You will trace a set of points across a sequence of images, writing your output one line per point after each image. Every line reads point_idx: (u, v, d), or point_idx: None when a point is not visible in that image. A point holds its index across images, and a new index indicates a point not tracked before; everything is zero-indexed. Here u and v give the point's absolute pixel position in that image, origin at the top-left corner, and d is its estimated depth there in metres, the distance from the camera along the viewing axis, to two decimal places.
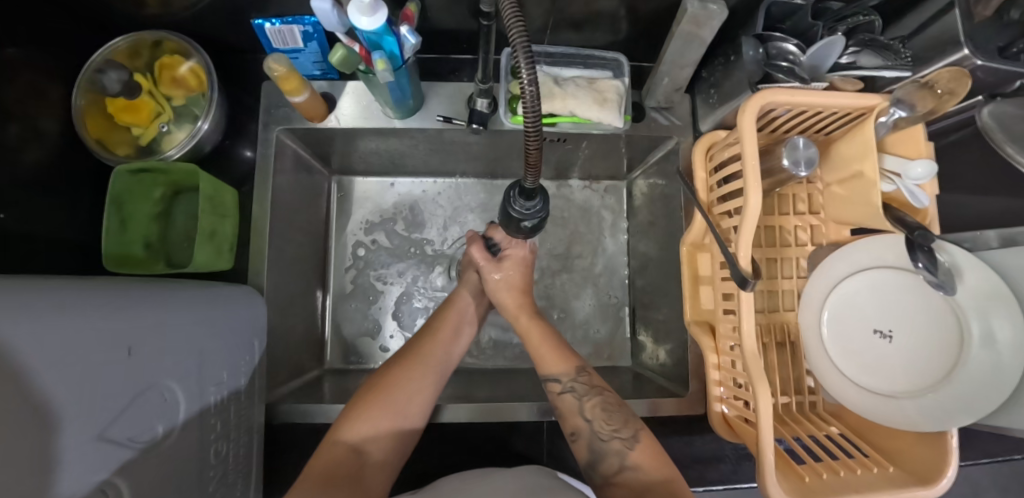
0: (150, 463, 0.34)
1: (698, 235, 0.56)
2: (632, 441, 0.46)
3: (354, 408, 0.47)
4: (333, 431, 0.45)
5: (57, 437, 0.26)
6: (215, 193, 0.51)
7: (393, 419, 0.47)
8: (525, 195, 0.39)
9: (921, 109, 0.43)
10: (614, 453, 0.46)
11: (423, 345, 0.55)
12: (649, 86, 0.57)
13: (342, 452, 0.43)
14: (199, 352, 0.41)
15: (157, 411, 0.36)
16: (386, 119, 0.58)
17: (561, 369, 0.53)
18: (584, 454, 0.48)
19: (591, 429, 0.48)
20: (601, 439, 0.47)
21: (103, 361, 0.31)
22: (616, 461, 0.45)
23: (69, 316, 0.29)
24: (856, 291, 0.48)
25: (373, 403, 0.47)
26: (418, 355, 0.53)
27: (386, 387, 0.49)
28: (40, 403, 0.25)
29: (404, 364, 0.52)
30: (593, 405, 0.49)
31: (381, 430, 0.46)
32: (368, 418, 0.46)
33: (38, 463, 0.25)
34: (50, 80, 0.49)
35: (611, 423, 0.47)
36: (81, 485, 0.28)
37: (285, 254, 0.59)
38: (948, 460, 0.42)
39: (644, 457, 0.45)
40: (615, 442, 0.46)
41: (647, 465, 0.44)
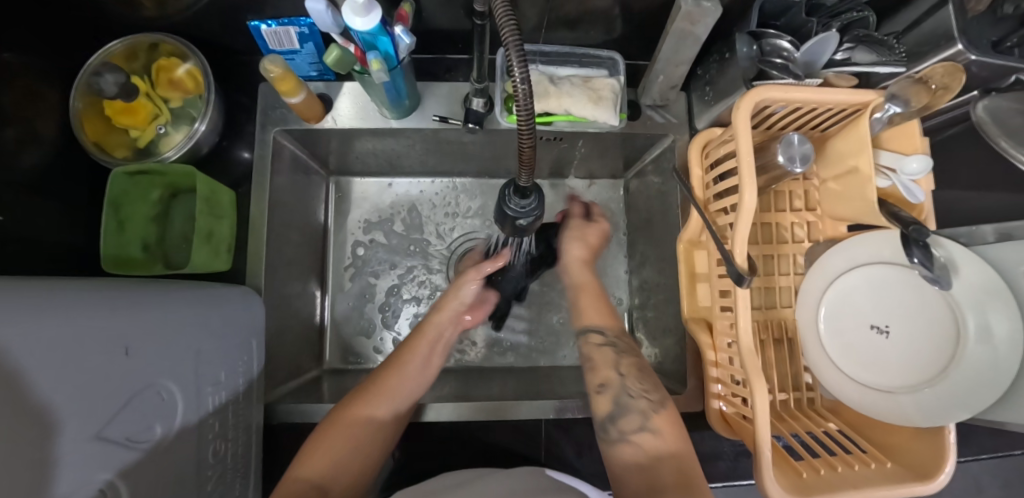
0: (148, 462, 0.34)
1: (694, 232, 0.56)
2: (658, 405, 0.48)
3: (313, 444, 0.45)
4: (291, 468, 0.43)
5: (54, 435, 0.27)
6: (212, 194, 0.51)
7: (354, 454, 0.45)
8: (519, 192, 0.39)
9: (916, 104, 0.43)
10: (638, 412, 0.47)
11: (384, 375, 0.52)
12: (644, 84, 0.57)
13: (302, 489, 0.40)
14: (197, 352, 0.41)
15: (154, 411, 0.36)
16: (383, 119, 0.58)
17: (607, 325, 0.56)
18: (606, 409, 0.49)
19: (622, 383, 0.50)
20: (630, 395, 0.48)
21: (100, 360, 0.31)
22: (637, 420, 0.47)
23: (66, 316, 0.30)
24: (853, 288, 0.48)
25: (335, 437, 0.45)
26: (382, 385, 0.51)
27: (346, 421, 0.47)
28: (37, 402, 0.25)
29: (365, 396, 0.49)
30: (630, 361, 0.52)
31: (345, 463, 0.44)
32: (329, 453, 0.44)
33: (36, 462, 0.25)
34: (48, 83, 0.50)
35: (642, 383, 0.50)
36: (78, 485, 0.28)
37: (282, 255, 0.60)
38: (948, 456, 0.42)
39: (664, 423, 0.46)
40: (642, 402, 0.48)
41: (666, 432, 0.46)
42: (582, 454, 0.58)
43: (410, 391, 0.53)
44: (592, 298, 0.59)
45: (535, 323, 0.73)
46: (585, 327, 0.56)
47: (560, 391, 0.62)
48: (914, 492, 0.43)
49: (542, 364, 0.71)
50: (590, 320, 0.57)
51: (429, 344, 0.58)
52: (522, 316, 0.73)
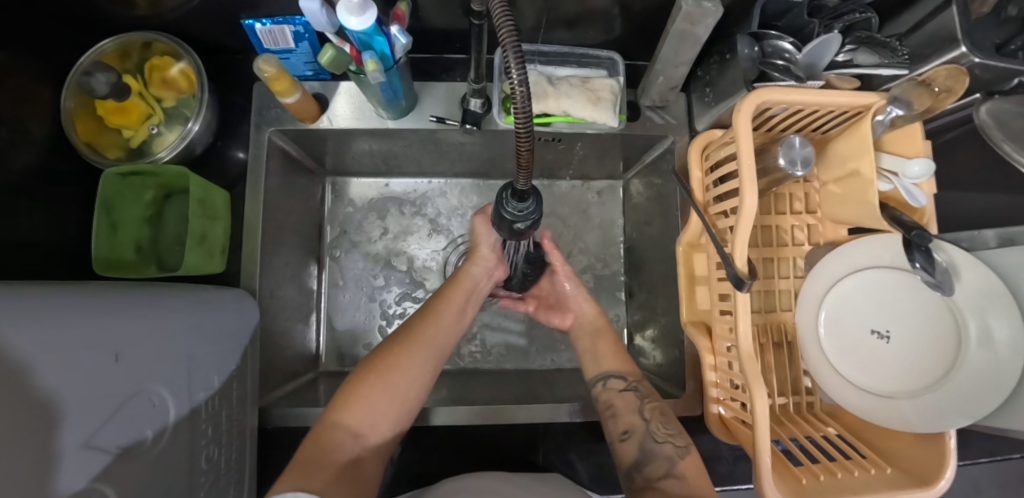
0: (140, 469, 0.34)
1: (693, 235, 0.55)
2: (684, 451, 0.47)
3: (351, 390, 0.46)
4: (331, 410, 0.44)
5: (52, 441, 0.27)
6: (205, 196, 0.50)
7: (394, 408, 0.46)
8: (517, 196, 0.38)
9: (918, 107, 0.42)
10: (663, 457, 0.47)
11: (417, 330, 0.52)
12: (644, 84, 0.56)
13: (340, 442, 0.42)
14: (189, 356, 0.41)
15: (146, 415, 0.35)
16: (380, 120, 0.58)
17: (627, 370, 0.57)
18: (631, 456, 0.48)
19: (647, 429, 0.50)
20: (653, 440, 0.48)
21: (89, 366, 0.31)
22: (663, 466, 0.46)
23: (53, 323, 0.29)
24: (854, 292, 0.47)
25: (371, 386, 0.46)
26: (417, 335, 0.51)
27: (382, 372, 0.47)
28: (27, 412, 0.25)
29: (400, 348, 0.49)
30: (654, 407, 0.52)
31: (383, 413, 0.45)
32: (367, 404, 0.45)
33: (29, 469, 0.25)
34: (40, 84, 0.49)
35: (668, 428, 0.50)
36: (70, 492, 0.28)
37: (277, 255, 0.59)
38: (947, 464, 0.42)
39: (692, 470, 0.45)
40: (668, 446, 0.48)
41: (692, 477, 0.45)
42: (583, 457, 0.58)
43: (441, 338, 0.53)
44: (609, 346, 0.60)
45: (534, 325, 0.73)
46: (605, 373, 0.57)
47: (559, 394, 0.62)
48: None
49: (538, 367, 0.71)
50: (606, 366, 0.58)
51: (463, 294, 0.58)
52: (522, 318, 0.73)
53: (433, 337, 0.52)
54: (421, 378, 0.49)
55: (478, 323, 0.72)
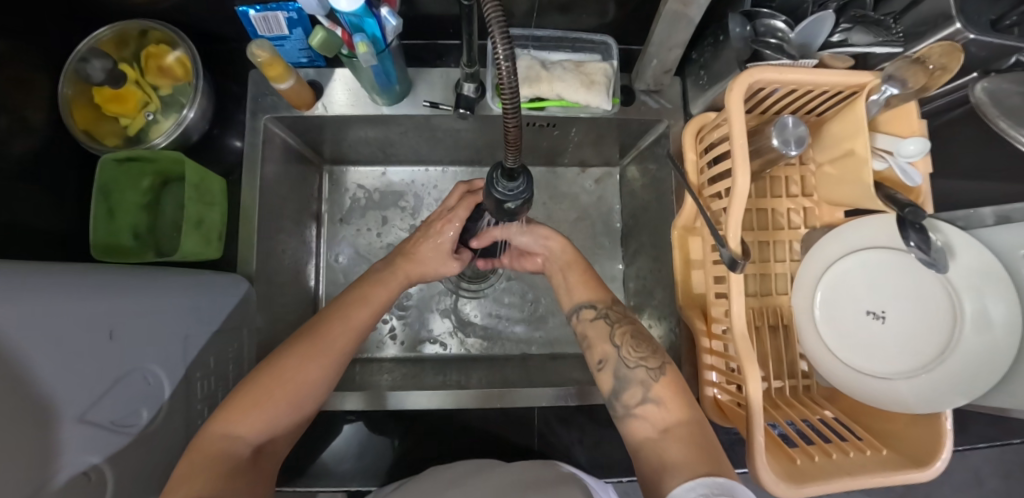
0: (134, 447, 0.34)
1: (688, 218, 0.55)
2: (657, 373, 0.45)
3: (246, 395, 0.40)
4: (222, 415, 0.39)
5: (41, 413, 0.27)
6: (201, 181, 0.50)
7: (296, 412, 0.42)
8: (507, 175, 0.38)
9: (913, 85, 0.42)
10: (638, 382, 0.44)
11: (328, 322, 0.46)
12: (637, 68, 0.56)
13: (236, 451, 0.38)
14: (183, 337, 0.41)
15: (142, 393, 0.36)
16: (374, 106, 0.58)
17: (596, 297, 0.52)
18: (608, 386, 0.47)
19: (618, 355, 0.47)
20: (626, 367, 0.45)
21: (82, 344, 0.31)
22: (638, 392, 0.44)
23: (48, 300, 0.30)
24: (850, 273, 0.47)
25: (273, 392, 0.41)
26: (329, 332, 0.46)
27: (288, 374, 0.42)
28: (13, 386, 0.25)
29: (310, 346, 0.44)
30: (624, 331, 0.48)
31: (284, 418, 0.41)
32: (266, 412, 0.40)
33: (19, 439, 0.25)
34: (40, 73, 0.50)
35: (639, 351, 0.46)
36: (62, 463, 0.28)
37: (275, 242, 0.59)
38: (943, 444, 0.42)
39: (666, 392, 0.43)
40: (640, 371, 0.45)
41: (669, 400, 0.43)
42: (580, 441, 0.59)
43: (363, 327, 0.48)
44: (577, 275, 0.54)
45: (531, 313, 0.73)
46: (577, 303, 0.52)
47: (555, 379, 0.62)
48: (910, 479, 0.42)
49: (536, 353, 0.71)
50: (576, 297, 0.53)
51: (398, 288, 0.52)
52: (519, 306, 0.73)
53: (348, 332, 0.47)
54: (331, 379, 0.45)
55: (476, 310, 0.72)
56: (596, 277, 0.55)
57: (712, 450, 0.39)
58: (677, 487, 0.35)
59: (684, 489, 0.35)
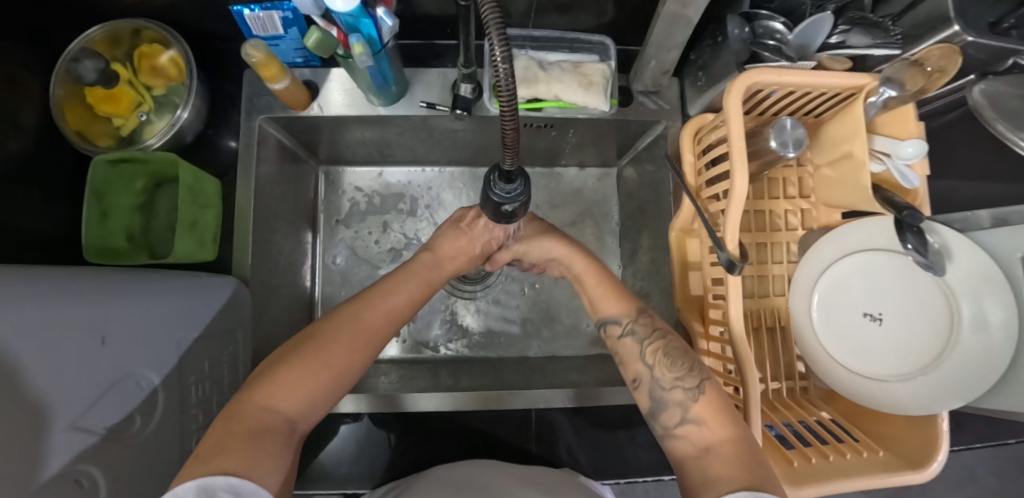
0: (129, 452, 0.34)
1: (686, 220, 0.55)
2: (696, 393, 0.42)
3: (283, 369, 0.37)
4: (257, 388, 0.35)
5: (33, 419, 0.27)
6: (195, 182, 0.50)
7: (333, 393, 0.39)
8: (505, 177, 0.38)
9: (911, 87, 0.42)
10: (675, 404, 0.42)
11: (365, 306, 0.44)
12: (636, 68, 0.55)
13: (274, 425, 0.33)
14: (178, 341, 0.41)
15: (135, 399, 0.35)
16: (371, 106, 0.57)
17: (623, 310, 0.49)
18: (644, 405, 0.45)
19: (652, 376, 0.45)
20: (661, 388, 0.43)
21: (73, 350, 0.30)
22: (676, 413, 0.42)
23: (40, 307, 0.29)
24: (847, 275, 0.47)
25: (314, 366, 0.38)
26: (364, 313, 0.43)
27: (326, 349, 0.39)
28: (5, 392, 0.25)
29: (347, 324, 0.42)
30: (655, 349, 0.46)
31: (322, 398, 0.38)
32: (305, 385, 0.36)
33: (12, 446, 0.25)
34: (29, 73, 0.49)
35: (674, 370, 0.44)
36: (55, 471, 0.28)
37: (271, 243, 0.59)
38: (938, 445, 0.42)
39: (707, 410, 0.40)
40: (677, 392, 0.42)
41: (709, 419, 0.40)
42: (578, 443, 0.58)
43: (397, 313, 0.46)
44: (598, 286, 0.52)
45: (528, 314, 0.72)
46: (602, 318, 0.50)
47: (553, 381, 0.62)
48: (907, 480, 0.42)
49: (534, 354, 0.71)
50: (605, 311, 0.51)
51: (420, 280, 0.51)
52: (516, 306, 0.73)
53: (385, 316, 0.45)
54: (369, 361, 0.42)
55: (473, 311, 0.72)
56: (620, 287, 0.52)
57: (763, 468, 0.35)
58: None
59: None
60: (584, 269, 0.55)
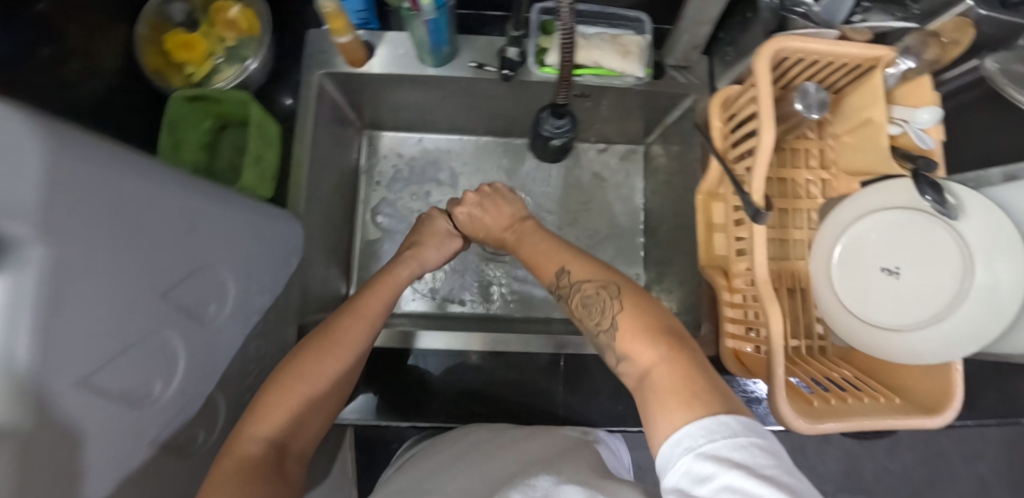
0: (199, 333, 0.39)
1: (713, 183, 0.58)
2: (613, 330, 0.38)
3: (268, 399, 0.40)
4: (245, 421, 0.39)
5: (136, 275, 0.32)
6: (262, 121, 0.54)
7: (317, 409, 0.43)
8: (556, 113, 0.42)
9: (927, 57, 0.47)
10: (607, 348, 0.39)
11: (341, 327, 0.47)
12: (669, 43, 0.60)
13: (263, 454, 0.37)
14: (248, 250, 0.45)
15: (207, 286, 0.40)
16: (419, 68, 0.61)
17: (552, 270, 0.48)
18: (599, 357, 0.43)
19: (585, 329, 0.43)
20: (593, 340, 0.41)
21: (174, 228, 0.35)
22: (612, 356, 0.39)
23: (165, 181, 0.34)
24: (867, 233, 0.50)
25: (296, 389, 0.42)
26: (339, 331, 0.47)
27: (306, 373, 0.43)
28: (122, 240, 0.30)
29: (323, 345, 0.45)
30: (577, 302, 0.44)
31: (306, 419, 0.42)
32: (289, 409, 0.41)
33: (117, 287, 0.30)
34: (113, 22, 0.54)
35: (592, 316, 0.41)
36: (144, 326, 0.33)
37: (321, 190, 0.63)
38: (954, 391, 0.44)
39: (627, 342, 0.37)
40: (602, 337, 0.40)
41: (631, 348, 0.36)
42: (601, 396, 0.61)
43: (370, 330, 0.49)
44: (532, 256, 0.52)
45: None
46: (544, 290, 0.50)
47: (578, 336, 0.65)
48: (922, 424, 0.45)
49: (558, 317, 0.74)
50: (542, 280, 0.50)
51: (389, 291, 0.53)
52: None
53: (361, 334, 0.48)
54: (345, 376, 0.46)
55: (503, 274, 0.76)
56: (555, 244, 0.51)
57: (704, 382, 0.31)
58: (665, 446, 0.29)
59: (670, 445, 0.28)
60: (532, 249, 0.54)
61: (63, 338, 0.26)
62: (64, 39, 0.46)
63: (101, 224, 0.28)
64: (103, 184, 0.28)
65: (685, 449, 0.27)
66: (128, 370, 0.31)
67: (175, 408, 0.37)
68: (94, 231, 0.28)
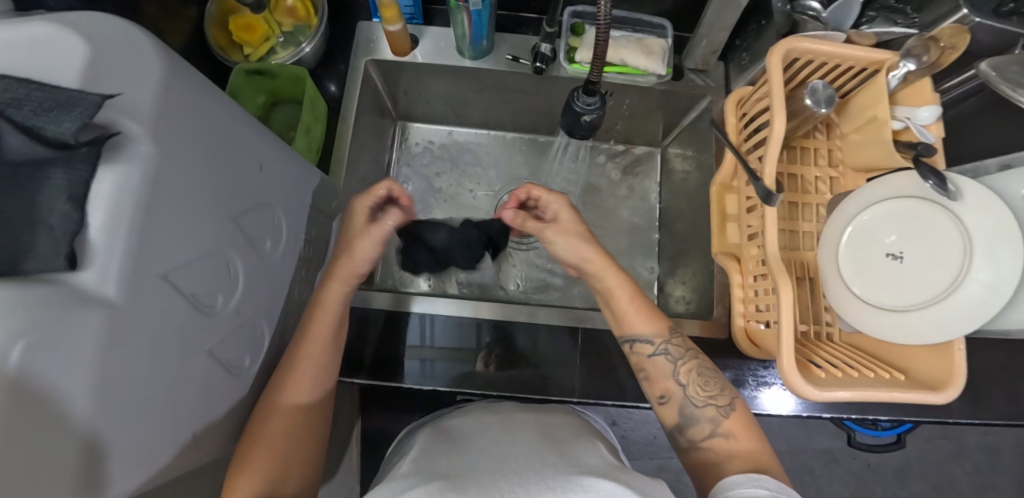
0: (255, 265, 0.42)
1: (727, 176, 0.62)
2: (726, 409, 0.50)
3: (241, 464, 0.44)
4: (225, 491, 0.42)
5: (213, 193, 0.35)
6: (314, 96, 0.59)
7: (294, 457, 0.46)
8: (587, 91, 0.47)
9: (926, 59, 0.50)
10: (706, 419, 0.49)
11: (287, 377, 0.48)
12: (689, 48, 0.65)
13: None
14: (298, 201, 0.49)
15: (266, 224, 0.44)
16: (458, 60, 0.67)
17: (656, 331, 0.54)
18: (672, 418, 0.52)
19: (684, 394, 0.51)
20: (693, 405, 0.50)
21: (246, 162, 0.39)
22: (706, 427, 0.49)
23: (241, 120, 0.39)
24: (871, 222, 0.53)
25: (265, 451, 0.44)
26: (291, 380, 0.48)
27: (268, 431, 0.45)
28: (206, 157, 0.34)
29: (278, 400, 0.47)
30: (689, 369, 0.52)
31: (285, 473, 0.45)
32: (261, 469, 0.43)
33: (199, 196, 0.33)
34: (185, 6, 0.59)
35: (707, 390, 0.51)
36: (213, 241, 0.36)
37: (357, 167, 0.67)
38: (958, 369, 0.47)
39: (736, 427, 0.48)
40: (708, 409, 0.50)
41: (738, 434, 0.48)
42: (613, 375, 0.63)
43: (319, 373, 0.50)
44: (630, 301, 0.54)
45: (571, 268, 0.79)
46: (634, 335, 0.54)
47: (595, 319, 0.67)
48: (928, 400, 0.47)
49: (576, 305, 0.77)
50: (637, 328, 0.54)
51: (328, 326, 0.51)
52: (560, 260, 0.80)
53: (307, 379, 0.49)
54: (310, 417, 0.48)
55: (525, 260, 0.80)
56: (652, 307, 0.56)
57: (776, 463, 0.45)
58: (740, 476, 0.42)
59: (745, 477, 0.41)
60: (615, 285, 0.55)
61: (156, 231, 0.29)
62: (139, 14, 0.51)
63: (191, 135, 0.32)
64: (198, 103, 0.33)
65: (761, 485, 0.40)
66: (202, 279, 0.35)
67: (231, 330, 0.40)
68: (189, 139, 0.32)
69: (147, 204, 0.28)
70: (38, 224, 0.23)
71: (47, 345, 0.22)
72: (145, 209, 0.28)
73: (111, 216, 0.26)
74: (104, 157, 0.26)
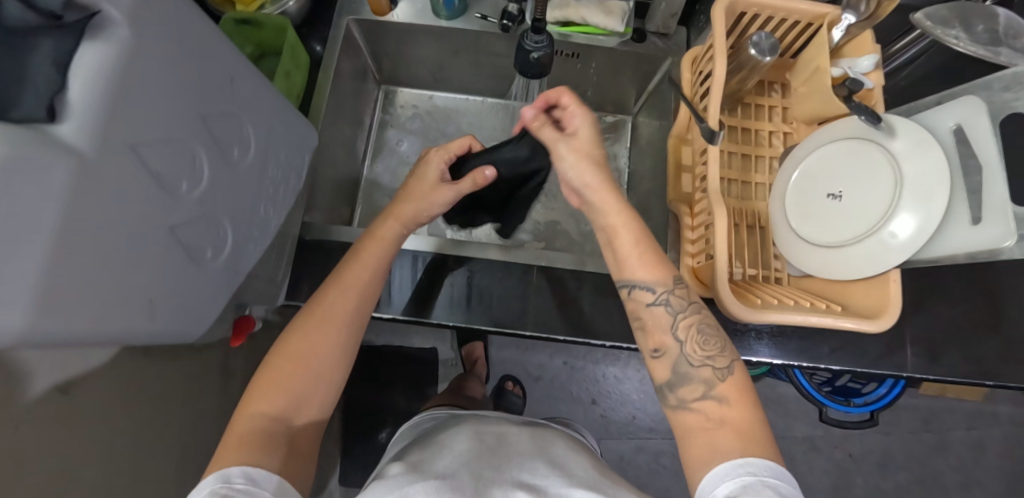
0: (222, 170, 0.46)
1: (682, 129, 0.65)
2: (724, 372, 0.44)
3: (265, 378, 0.45)
4: (244, 404, 0.44)
5: (184, 88, 0.39)
6: (295, 44, 0.63)
7: (317, 383, 0.47)
8: (534, 29, 0.50)
9: (864, 10, 0.53)
10: (699, 381, 0.44)
11: (325, 300, 0.50)
12: (650, 11, 0.68)
13: (271, 426, 0.42)
14: (270, 126, 0.53)
15: (235, 133, 0.47)
16: (434, 20, 0.71)
17: (659, 279, 0.48)
18: (663, 375, 0.47)
19: (681, 350, 0.46)
20: (688, 364, 0.45)
21: (218, 72, 0.43)
22: (699, 389, 0.44)
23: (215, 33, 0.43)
24: (817, 166, 0.55)
25: (291, 370, 0.46)
26: (327, 304, 0.50)
27: (296, 350, 0.47)
28: (179, 53, 0.38)
29: (312, 319, 0.49)
30: (689, 323, 0.47)
31: (308, 396, 0.46)
32: (284, 388, 0.45)
33: (170, 85, 0.37)
34: None
35: (706, 349, 0.45)
36: (181, 130, 0.39)
37: (335, 118, 0.72)
38: (891, 298, 0.48)
39: (731, 392, 0.43)
40: (705, 370, 0.45)
41: (733, 399, 0.43)
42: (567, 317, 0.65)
43: (359, 306, 0.51)
44: (634, 243, 0.49)
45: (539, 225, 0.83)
46: (633, 280, 0.49)
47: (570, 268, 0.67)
48: (862, 328, 0.48)
49: None
50: (636, 273, 0.49)
51: (375, 261, 0.53)
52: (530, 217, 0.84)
53: (344, 305, 0.50)
54: (342, 347, 0.49)
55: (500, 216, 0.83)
56: (659, 253, 0.50)
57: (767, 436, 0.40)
58: (725, 463, 0.38)
59: (731, 464, 0.37)
60: (619, 221, 0.50)
61: (130, 105, 0.33)
62: None
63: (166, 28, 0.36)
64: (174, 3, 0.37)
65: (746, 473, 0.36)
66: (169, 161, 0.39)
67: (195, 217, 0.43)
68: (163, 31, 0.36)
69: (122, 76, 0.32)
70: (26, 82, 0.27)
71: (28, 176, 0.25)
72: (121, 80, 0.32)
73: (91, 83, 0.30)
74: (86, 34, 0.30)
